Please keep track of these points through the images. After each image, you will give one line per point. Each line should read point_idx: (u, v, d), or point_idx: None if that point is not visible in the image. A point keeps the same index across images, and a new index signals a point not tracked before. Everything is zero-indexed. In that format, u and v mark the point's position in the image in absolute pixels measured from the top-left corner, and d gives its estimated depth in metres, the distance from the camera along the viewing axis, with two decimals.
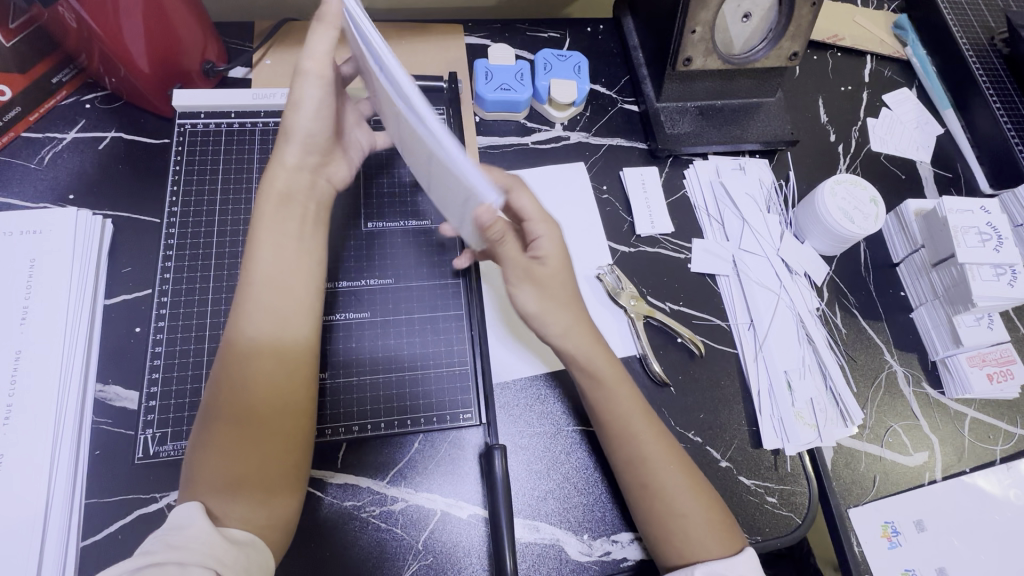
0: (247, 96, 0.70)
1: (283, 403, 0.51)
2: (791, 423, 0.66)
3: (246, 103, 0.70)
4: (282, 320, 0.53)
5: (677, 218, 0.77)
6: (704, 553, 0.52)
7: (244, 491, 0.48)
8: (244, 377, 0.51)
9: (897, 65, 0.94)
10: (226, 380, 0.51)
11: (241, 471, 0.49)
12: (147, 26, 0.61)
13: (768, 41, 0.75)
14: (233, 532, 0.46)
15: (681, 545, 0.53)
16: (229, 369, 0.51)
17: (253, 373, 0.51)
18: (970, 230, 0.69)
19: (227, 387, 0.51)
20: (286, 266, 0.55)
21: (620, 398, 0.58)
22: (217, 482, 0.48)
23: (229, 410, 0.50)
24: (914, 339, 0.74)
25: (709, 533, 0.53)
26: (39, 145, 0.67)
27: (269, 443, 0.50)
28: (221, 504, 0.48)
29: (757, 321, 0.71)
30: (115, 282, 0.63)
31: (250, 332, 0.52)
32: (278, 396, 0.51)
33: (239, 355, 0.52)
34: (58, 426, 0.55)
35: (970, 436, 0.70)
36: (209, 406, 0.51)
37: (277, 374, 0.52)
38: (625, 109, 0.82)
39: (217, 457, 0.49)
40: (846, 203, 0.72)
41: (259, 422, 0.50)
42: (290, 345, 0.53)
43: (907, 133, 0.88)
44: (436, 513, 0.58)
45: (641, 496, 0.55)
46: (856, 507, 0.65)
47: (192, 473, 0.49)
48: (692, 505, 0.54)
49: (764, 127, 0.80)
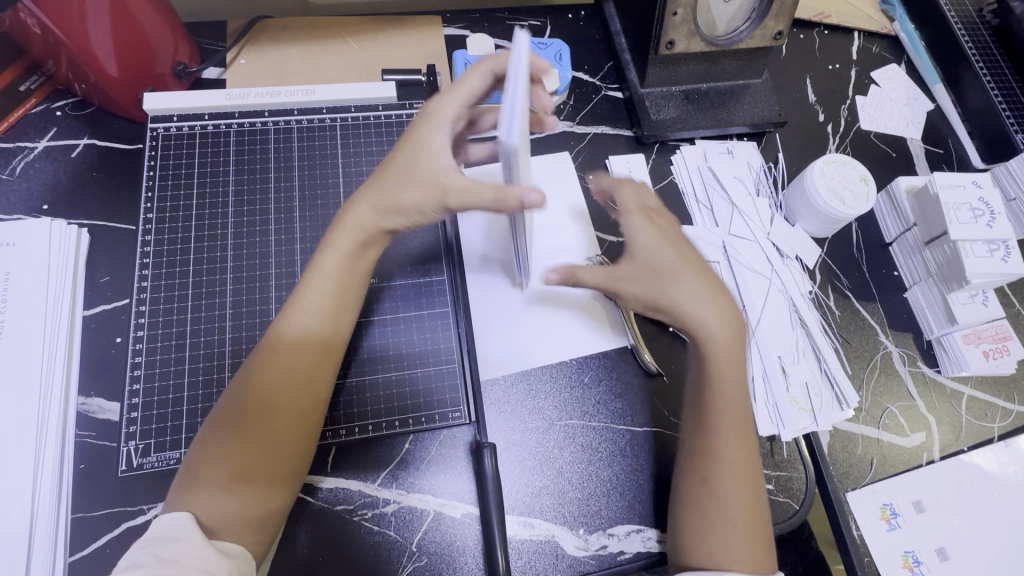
0: (222, 99, 0.68)
1: (296, 413, 0.50)
2: (786, 408, 0.65)
3: (221, 105, 0.68)
4: (325, 328, 0.52)
5: (665, 205, 0.76)
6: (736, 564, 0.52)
7: (238, 499, 0.47)
8: (272, 374, 0.50)
9: (885, 41, 0.92)
10: (260, 375, 0.50)
11: (241, 479, 0.47)
12: (113, 26, 0.60)
13: (752, 20, 0.73)
14: (227, 546, 0.46)
15: (709, 545, 0.52)
16: (263, 363, 0.50)
17: (270, 378, 0.50)
18: (962, 206, 0.68)
19: (242, 391, 0.49)
20: (335, 286, 0.53)
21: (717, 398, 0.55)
22: (211, 486, 0.47)
23: (257, 406, 0.49)
24: (909, 319, 0.73)
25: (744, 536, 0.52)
26: (9, 155, 0.66)
27: (275, 453, 0.49)
28: (213, 510, 0.47)
29: (749, 307, 0.70)
30: (93, 292, 0.62)
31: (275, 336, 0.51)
32: (290, 406, 0.50)
33: (266, 355, 0.51)
34: (40, 441, 0.54)
35: (966, 415, 0.70)
36: (237, 396, 0.49)
37: (303, 378, 0.51)
38: (609, 96, 0.81)
39: (231, 451, 0.48)
40: (836, 183, 0.71)
41: (268, 431, 0.49)
42: (313, 356, 0.51)
43: (896, 110, 0.86)
44: (429, 514, 0.58)
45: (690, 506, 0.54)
46: (854, 491, 0.64)
47: (192, 474, 0.48)
48: (742, 517, 0.53)
49: (751, 109, 0.79)
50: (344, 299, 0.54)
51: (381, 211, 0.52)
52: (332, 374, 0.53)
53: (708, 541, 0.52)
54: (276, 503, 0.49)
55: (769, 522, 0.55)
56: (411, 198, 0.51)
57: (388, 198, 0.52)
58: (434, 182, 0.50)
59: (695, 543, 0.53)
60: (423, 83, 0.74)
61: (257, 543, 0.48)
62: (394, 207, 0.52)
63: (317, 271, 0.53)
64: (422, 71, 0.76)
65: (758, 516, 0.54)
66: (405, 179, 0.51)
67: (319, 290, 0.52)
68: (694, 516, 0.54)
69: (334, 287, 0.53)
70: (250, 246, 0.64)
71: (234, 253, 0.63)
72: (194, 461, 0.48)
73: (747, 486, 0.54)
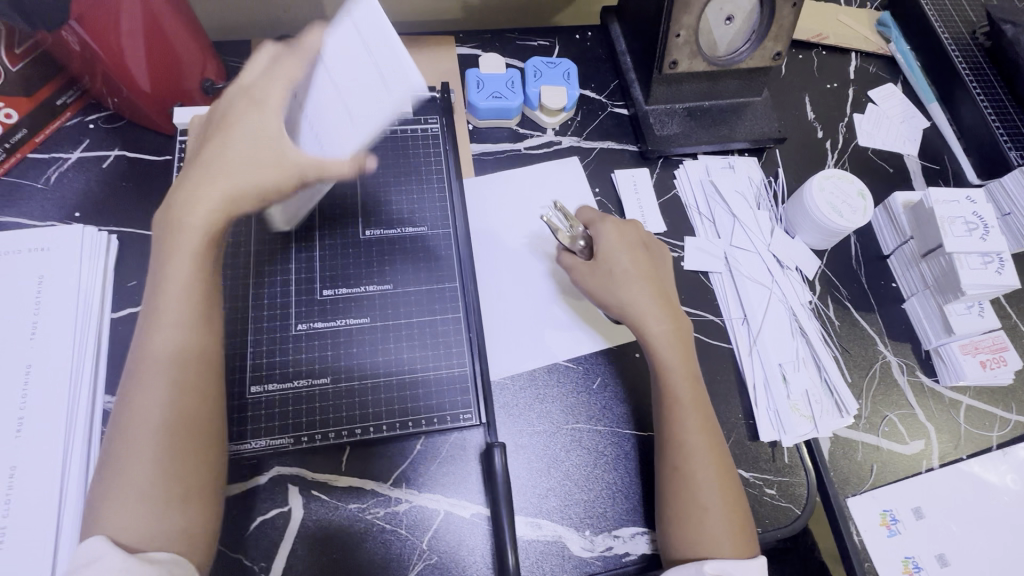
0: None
1: (191, 427, 0.52)
2: (787, 415, 0.67)
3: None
4: (174, 338, 0.53)
5: (670, 217, 0.78)
6: (715, 550, 0.55)
7: (153, 517, 0.48)
8: (134, 395, 0.51)
9: (882, 61, 0.95)
10: (128, 398, 0.51)
11: (155, 495, 0.49)
12: (148, 47, 0.63)
13: (752, 41, 0.76)
14: (154, 555, 0.47)
15: (693, 536, 0.55)
16: (137, 385, 0.52)
17: (158, 399, 0.51)
18: (956, 220, 0.70)
19: (132, 416, 0.51)
20: (150, 300, 0.54)
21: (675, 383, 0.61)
22: (121, 505, 0.48)
23: (140, 427, 0.50)
24: (907, 329, 0.75)
25: (724, 523, 0.56)
26: (45, 165, 0.69)
27: (184, 467, 0.50)
28: (130, 530, 0.48)
29: (751, 316, 0.72)
30: (121, 296, 0.65)
31: (153, 357, 0.52)
32: (188, 422, 0.51)
33: (136, 377, 0.52)
34: (69, 438, 0.57)
35: (965, 423, 0.71)
36: (120, 422, 0.51)
37: (163, 391, 0.52)
38: (615, 113, 0.84)
39: (133, 474, 0.49)
40: (835, 197, 0.74)
41: (172, 448, 0.50)
42: (195, 371, 0.53)
43: (893, 128, 0.89)
44: (440, 513, 0.59)
45: (675, 502, 0.57)
46: (855, 497, 0.66)
47: (101, 503, 0.49)
48: (715, 499, 0.57)
49: (752, 126, 0.82)
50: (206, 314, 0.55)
51: (208, 203, 0.55)
52: (213, 383, 0.54)
53: (694, 532, 0.56)
54: (201, 515, 0.51)
55: (746, 504, 0.59)
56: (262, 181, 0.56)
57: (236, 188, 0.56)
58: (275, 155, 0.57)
59: (683, 535, 0.56)
60: (437, 98, 0.78)
61: (187, 550, 0.49)
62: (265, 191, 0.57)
63: (178, 287, 0.54)
64: (436, 88, 0.80)
65: (734, 500, 0.57)
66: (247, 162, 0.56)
67: (170, 305, 0.54)
68: (677, 511, 0.56)
69: (180, 294, 0.54)
70: (272, 253, 0.67)
71: (256, 259, 0.66)
72: (104, 488, 0.49)
73: (718, 471, 0.58)
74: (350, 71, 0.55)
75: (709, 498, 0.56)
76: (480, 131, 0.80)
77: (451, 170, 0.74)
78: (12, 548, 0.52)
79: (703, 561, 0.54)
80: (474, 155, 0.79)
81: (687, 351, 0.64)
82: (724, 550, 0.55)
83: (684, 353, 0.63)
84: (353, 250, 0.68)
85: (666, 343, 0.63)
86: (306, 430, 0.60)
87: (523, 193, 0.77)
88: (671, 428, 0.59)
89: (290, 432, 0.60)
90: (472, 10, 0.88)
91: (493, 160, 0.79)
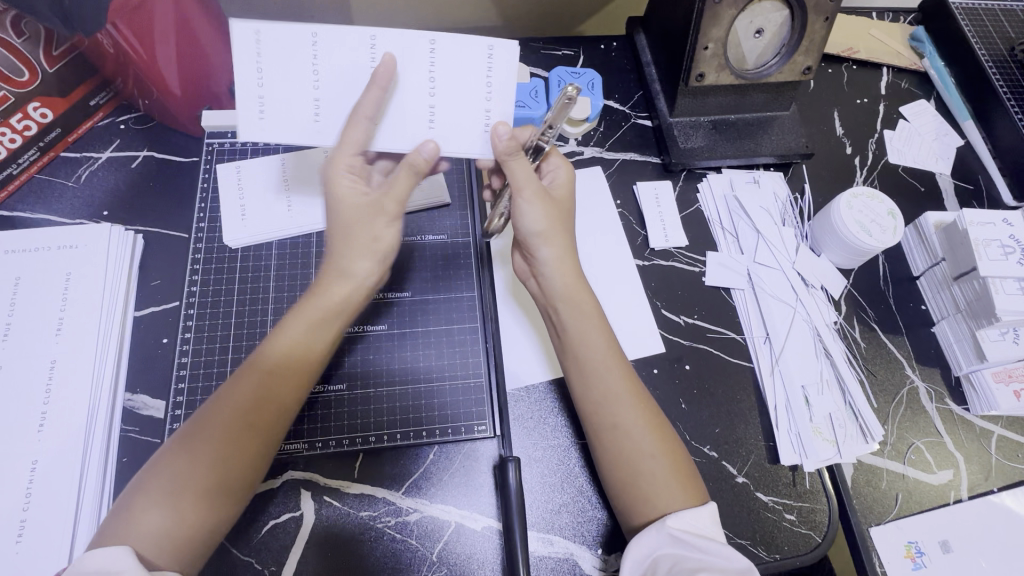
0: (253, 95, 0.53)
1: (247, 446, 0.50)
2: (809, 438, 0.65)
3: (250, 103, 0.53)
4: (299, 351, 0.54)
5: (691, 231, 0.77)
6: (666, 501, 0.53)
7: (169, 526, 0.46)
8: (242, 390, 0.52)
9: (914, 77, 0.93)
10: (236, 390, 0.52)
11: (184, 503, 0.47)
12: (179, 50, 0.65)
13: (780, 56, 0.75)
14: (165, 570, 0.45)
15: (641, 492, 0.54)
16: (249, 381, 0.52)
17: (237, 407, 0.51)
18: (992, 243, 0.68)
19: (228, 412, 0.51)
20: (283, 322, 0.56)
21: (591, 334, 0.59)
22: (168, 498, 0.47)
23: (233, 424, 0.50)
24: (936, 354, 0.73)
25: (673, 486, 0.54)
26: (76, 164, 0.71)
27: (216, 481, 0.49)
28: (144, 532, 0.46)
29: (773, 334, 0.70)
30: (145, 294, 0.65)
31: (270, 364, 0.53)
32: (248, 440, 0.50)
33: (252, 374, 0.53)
34: (89, 434, 0.57)
35: (997, 454, 0.68)
36: (216, 411, 0.51)
37: (268, 398, 0.52)
38: (638, 124, 0.83)
39: (193, 468, 0.48)
40: (863, 216, 0.72)
41: (236, 459, 0.50)
42: (283, 395, 0.53)
43: (925, 145, 0.87)
44: (451, 525, 0.59)
45: (616, 467, 0.55)
46: (878, 526, 0.64)
47: (136, 499, 0.47)
48: (652, 446, 0.55)
49: (778, 141, 0.80)
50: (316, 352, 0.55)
51: (348, 251, 0.55)
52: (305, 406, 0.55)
53: (634, 485, 0.54)
54: (207, 533, 0.48)
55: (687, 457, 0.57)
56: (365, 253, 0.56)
57: (344, 256, 0.56)
58: (371, 219, 0.55)
59: (630, 493, 0.54)
60: None
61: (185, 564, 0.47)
62: (354, 266, 0.56)
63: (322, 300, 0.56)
64: None
65: (679, 457, 0.56)
66: (348, 231, 0.55)
67: (300, 323, 0.55)
68: (614, 461, 0.56)
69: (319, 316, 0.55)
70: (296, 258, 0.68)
71: (279, 263, 0.67)
72: (161, 476, 0.48)
73: (649, 421, 0.57)
74: (418, 96, 0.55)
75: (642, 442, 0.55)
76: None
77: (471, 178, 0.75)
78: (30, 542, 0.53)
79: (663, 517, 0.52)
80: None
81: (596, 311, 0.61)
82: (676, 501, 0.53)
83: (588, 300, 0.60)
84: None
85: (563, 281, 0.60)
86: (321, 436, 0.60)
87: None
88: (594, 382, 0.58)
89: (305, 438, 0.60)
90: (497, 19, 0.88)
91: None
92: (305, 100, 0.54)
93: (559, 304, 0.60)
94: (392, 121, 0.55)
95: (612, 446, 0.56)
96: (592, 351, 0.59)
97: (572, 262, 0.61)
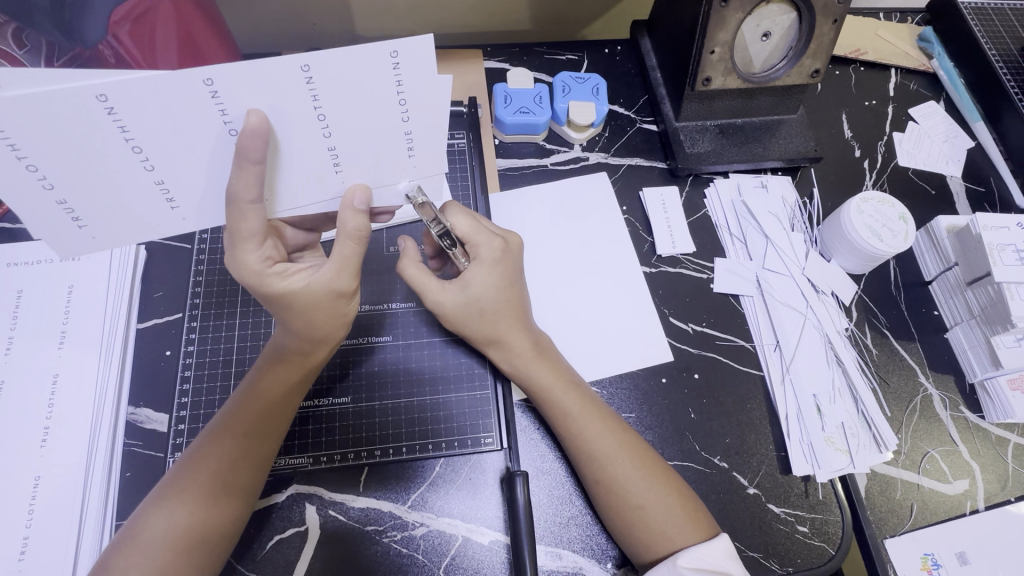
0: (50, 201, 0.42)
1: (253, 446, 0.53)
2: (822, 448, 0.64)
3: (56, 211, 0.43)
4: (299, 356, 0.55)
5: (699, 237, 0.76)
6: (674, 542, 0.54)
7: (162, 540, 0.48)
8: (249, 394, 0.54)
9: (923, 78, 0.92)
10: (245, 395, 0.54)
11: (181, 510, 0.49)
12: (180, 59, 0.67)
13: (789, 58, 0.73)
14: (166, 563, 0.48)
15: (647, 538, 0.54)
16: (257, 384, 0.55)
17: (227, 426, 0.53)
18: (1006, 248, 0.67)
19: (235, 414, 0.54)
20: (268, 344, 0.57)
21: (565, 401, 0.59)
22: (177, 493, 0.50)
23: (236, 425, 0.53)
24: (950, 361, 0.72)
25: (680, 523, 0.54)
26: None
27: (219, 480, 0.51)
28: (138, 551, 0.48)
29: (783, 342, 0.69)
30: (147, 306, 0.65)
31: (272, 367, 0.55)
32: (235, 462, 0.52)
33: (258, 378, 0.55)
34: (92, 449, 0.57)
35: (1013, 463, 0.67)
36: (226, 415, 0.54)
37: (267, 400, 0.54)
38: (644, 129, 0.82)
39: (200, 467, 0.51)
40: (874, 221, 0.71)
41: (238, 457, 0.52)
42: (268, 417, 0.54)
43: (935, 147, 0.86)
44: (458, 539, 0.58)
45: (619, 516, 0.55)
46: (893, 538, 0.62)
47: (135, 519, 0.50)
48: (652, 496, 0.55)
49: (787, 144, 0.79)
50: (304, 379, 0.56)
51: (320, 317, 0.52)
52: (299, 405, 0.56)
53: (638, 532, 0.55)
54: (195, 555, 0.49)
55: (689, 487, 0.58)
56: (327, 317, 0.53)
57: (310, 331, 0.53)
58: (335, 301, 0.52)
59: (635, 539, 0.55)
60: (464, 114, 0.77)
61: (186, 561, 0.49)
62: (328, 335, 0.54)
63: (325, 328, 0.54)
64: (463, 102, 0.79)
65: (680, 492, 0.57)
66: (308, 316, 0.51)
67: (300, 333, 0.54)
68: (616, 514, 0.56)
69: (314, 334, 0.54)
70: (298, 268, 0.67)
71: None
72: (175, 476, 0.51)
73: (645, 472, 0.56)
74: (314, 154, 0.46)
75: (639, 493, 0.55)
76: (506, 146, 0.79)
77: (476, 186, 0.74)
78: (34, 558, 0.52)
79: (674, 556, 0.52)
80: (500, 170, 0.78)
81: (564, 371, 0.61)
82: (684, 535, 0.54)
83: (552, 370, 0.61)
84: (378, 267, 0.69)
85: (530, 362, 0.60)
86: (326, 450, 0.60)
87: (549, 210, 0.76)
88: (578, 443, 0.58)
89: (310, 452, 0.59)
90: (501, 23, 0.88)
91: (519, 176, 0.78)
92: (145, 184, 0.44)
93: (525, 367, 0.60)
94: (291, 184, 0.47)
95: (609, 503, 0.56)
96: (568, 411, 0.59)
97: (522, 327, 0.61)
